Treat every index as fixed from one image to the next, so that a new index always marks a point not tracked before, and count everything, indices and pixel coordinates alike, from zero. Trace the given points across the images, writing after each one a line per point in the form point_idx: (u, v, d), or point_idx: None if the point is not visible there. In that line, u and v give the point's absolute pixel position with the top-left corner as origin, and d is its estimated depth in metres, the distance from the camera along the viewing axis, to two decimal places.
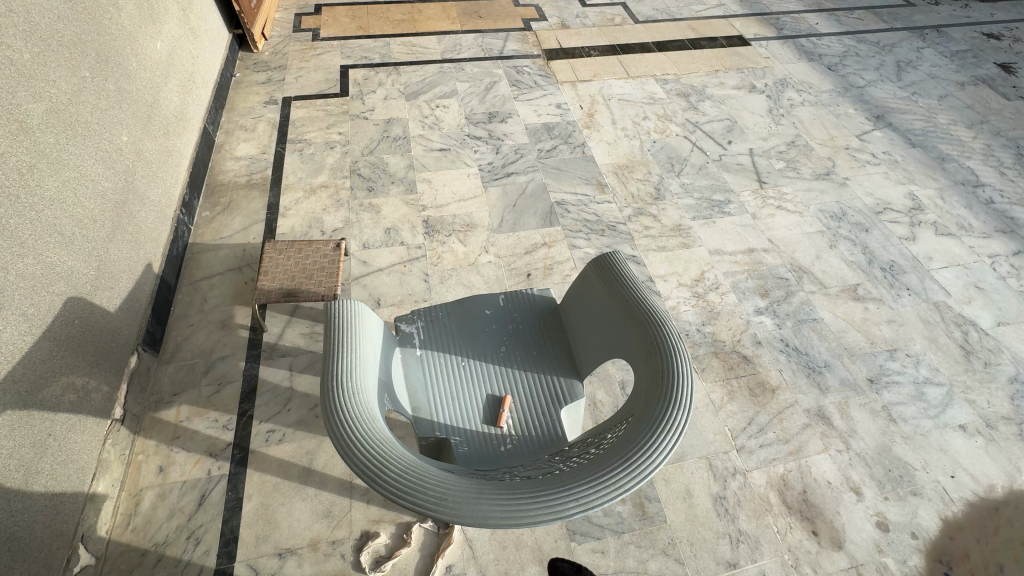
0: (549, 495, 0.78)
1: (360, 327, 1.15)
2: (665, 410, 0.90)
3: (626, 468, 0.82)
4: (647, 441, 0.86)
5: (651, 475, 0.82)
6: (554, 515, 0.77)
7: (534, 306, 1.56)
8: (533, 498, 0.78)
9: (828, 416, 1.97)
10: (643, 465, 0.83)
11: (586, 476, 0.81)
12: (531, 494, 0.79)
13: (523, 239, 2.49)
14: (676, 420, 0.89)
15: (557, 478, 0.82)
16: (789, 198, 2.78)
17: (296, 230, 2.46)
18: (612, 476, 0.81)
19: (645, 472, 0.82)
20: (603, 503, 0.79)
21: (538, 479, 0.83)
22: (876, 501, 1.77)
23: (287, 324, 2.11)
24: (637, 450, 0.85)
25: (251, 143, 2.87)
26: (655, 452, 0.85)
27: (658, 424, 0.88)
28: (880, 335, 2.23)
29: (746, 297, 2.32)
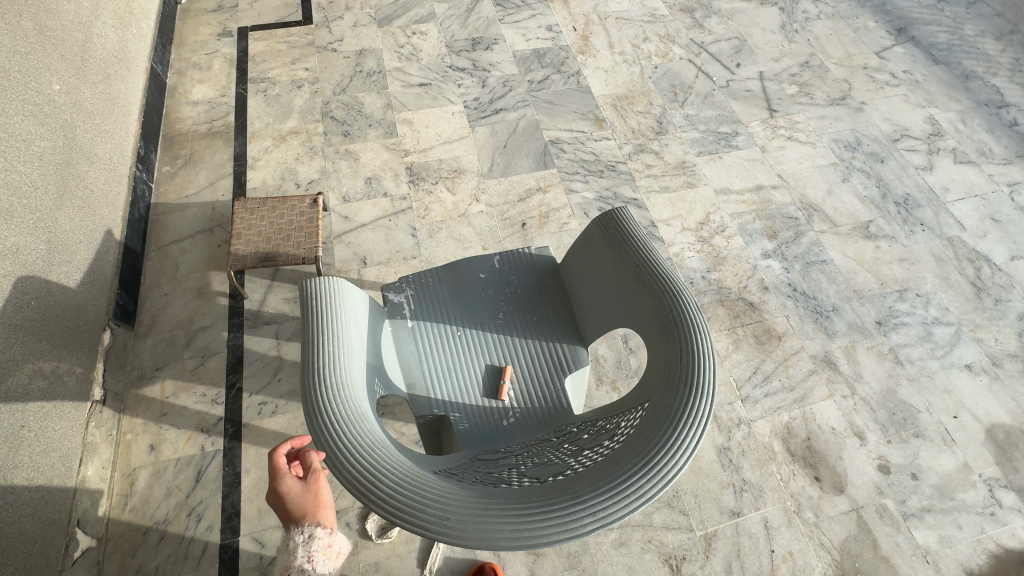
0: (564, 510, 0.70)
1: (342, 308, 1.04)
2: (686, 402, 0.81)
3: (646, 472, 0.74)
4: (669, 438, 0.77)
5: (674, 479, 0.75)
6: (569, 531, 0.70)
7: (532, 267, 1.43)
8: (545, 512, 0.70)
9: (834, 361, 1.93)
10: (664, 467, 0.75)
11: (603, 483, 0.73)
12: (542, 507, 0.71)
13: (516, 184, 2.30)
14: (699, 413, 0.80)
15: (569, 487, 0.74)
16: (801, 128, 2.57)
17: (268, 184, 2.25)
18: (631, 483, 0.73)
19: (668, 476, 0.75)
20: (623, 515, 0.71)
21: (549, 487, 0.75)
22: (878, 445, 1.77)
23: (269, 289, 1.98)
24: (658, 449, 0.76)
25: (207, 84, 2.56)
26: (677, 452, 0.77)
27: (679, 417, 0.80)
28: (891, 274, 2.14)
29: (754, 240, 2.20)
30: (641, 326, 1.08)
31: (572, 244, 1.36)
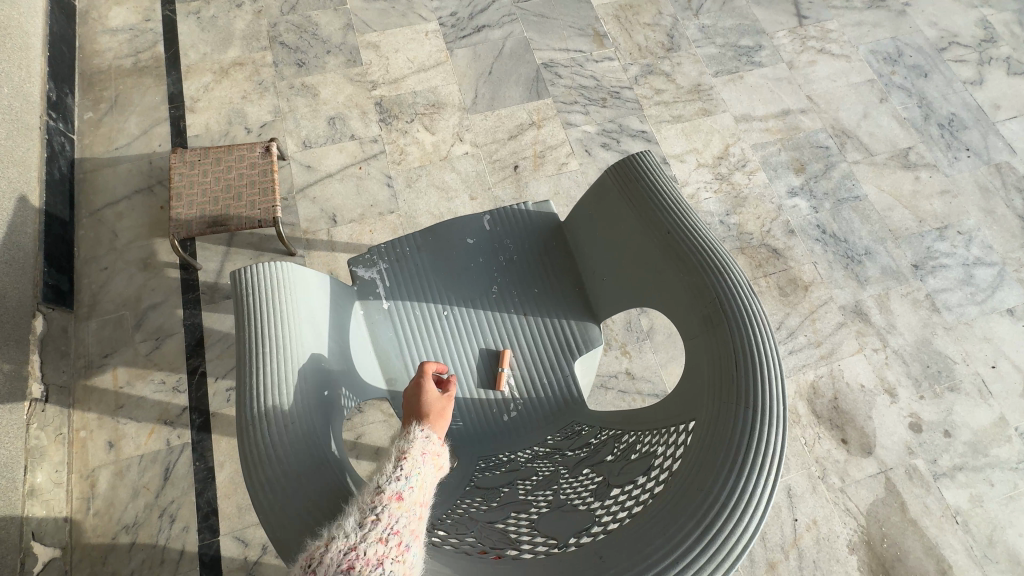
0: None
1: (289, 307, 0.82)
2: (750, 435, 0.60)
3: (704, 543, 0.55)
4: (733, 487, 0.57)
5: (742, 548, 0.56)
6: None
7: (530, 229, 1.18)
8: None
9: (865, 311, 1.74)
10: (726, 532, 0.56)
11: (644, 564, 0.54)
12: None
13: (505, 119, 1.97)
14: (768, 450, 0.60)
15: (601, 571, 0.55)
16: (834, 38, 2.20)
17: (212, 129, 1.90)
18: (683, 562, 0.54)
19: (732, 545, 0.55)
20: None
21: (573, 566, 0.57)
22: (910, 402, 1.63)
23: (225, 256, 1.72)
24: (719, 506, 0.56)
25: (126, 6, 2.11)
26: (744, 509, 0.57)
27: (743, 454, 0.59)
28: (930, 210, 1.90)
29: (779, 175, 1.93)
30: (673, 308, 0.85)
31: (580, 197, 1.10)
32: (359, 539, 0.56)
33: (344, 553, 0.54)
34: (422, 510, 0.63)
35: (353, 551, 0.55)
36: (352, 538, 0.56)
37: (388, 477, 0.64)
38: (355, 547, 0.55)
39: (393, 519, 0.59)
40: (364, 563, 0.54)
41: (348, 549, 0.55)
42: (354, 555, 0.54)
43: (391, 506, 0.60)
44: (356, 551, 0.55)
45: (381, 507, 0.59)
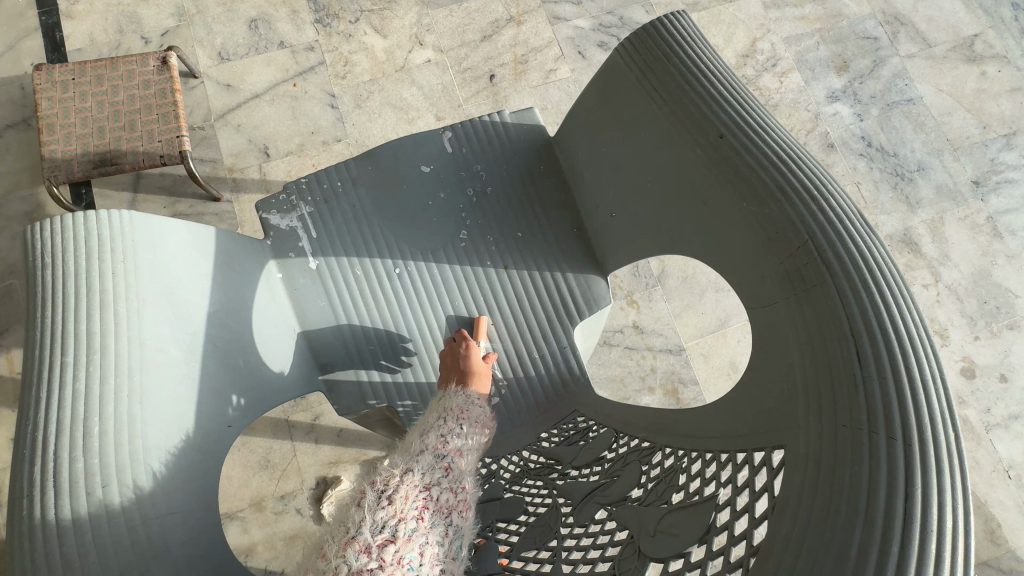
0: None
1: (110, 290, 0.52)
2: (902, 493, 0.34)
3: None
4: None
5: None
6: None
7: (507, 148, 0.86)
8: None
9: (916, 241, 1.46)
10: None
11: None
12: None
13: (475, 14, 1.55)
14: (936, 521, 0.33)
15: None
16: None
17: (99, 40, 1.48)
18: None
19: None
20: None
21: None
22: (963, 344, 1.40)
23: (133, 205, 1.37)
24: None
25: None
26: None
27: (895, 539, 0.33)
28: (997, 112, 1.57)
29: (816, 76, 1.56)
30: (726, 258, 0.56)
31: (578, 97, 0.77)
32: (434, 480, 0.56)
33: (421, 491, 0.54)
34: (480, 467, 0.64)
35: (429, 491, 0.55)
36: (426, 476, 0.56)
37: (454, 425, 0.63)
38: (430, 487, 0.55)
39: (463, 471, 0.59)
40: (437, 506, 0.54)
41: (424, 487, 0.55)
42: (429, 494, 0.54)
43: (461, 458, 0.60)
44: (431, 492, 0.55)
45: (453, 455, 0.59)
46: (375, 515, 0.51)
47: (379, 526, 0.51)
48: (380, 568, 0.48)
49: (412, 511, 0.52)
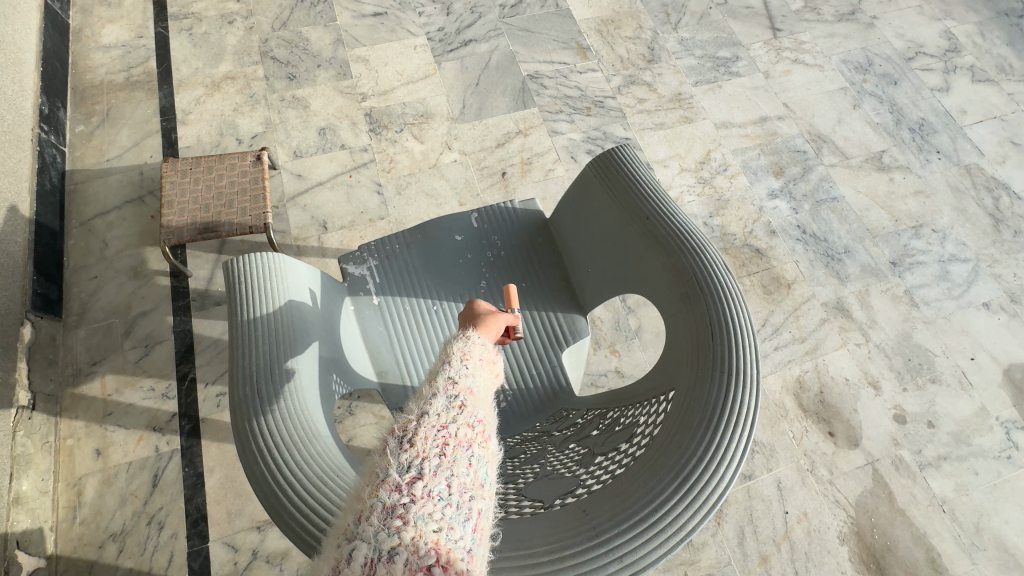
0: (577, 552, 0.55)
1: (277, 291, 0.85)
2: (726, 395, 0.64)
3: (686, 495, 0.58)
4: (711, 445, 0.60)
5: (719, 499, 0.59)
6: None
7: (516, 224, 1.22)
8: (559, 562, 0.54)
9: (847, 307, 1.78)
10: (706, 484, 0.58)
11: (632, 514, 0.57)
12: (553, 553, 0.55)
13: (492, 128, 2.02)
14: (743, 408, 0.64)
15: (584, 522, 0.57)
16: (807, 48, 2.29)
17: (204, 141, 1.93)
18: (671, 512, 0.57)
19: (712, 495, 0.58)
20: (658, 555, 0.56)
21: (556, 517, 0.59)
22: (894, 394, 1.67)
23: (217, 263, 1.73)
24: (699, 460, 0.60)
25: (119, 24, 2.16)
26: (722, 462, 0.60)
27: (721, 417, 0.62)
28: (905, 209, 1.96)
29: (759, 178, 1.99)
30: (654, 289, 0.88)
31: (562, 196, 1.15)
32: (449, 420, 0.61)
33: (438, 430, 0.59)
34: (488, 405, 0.69)
35: (446, 430, 0.59)
36: (442, 418, 0.61)
37: (458, 369, 0.67)
38: (446, 426, 0.60)
39: (474, 408, 0.64)
40: (456, 442, 0.59)
41: (440, 428, 0.59)
42: (448, 432, 0.59)
43: (469, 398, 0.65)
44: (448, 430, 0.59)
45: (462, 396, 0.64)
46: (400, 457, 0.55)
47: (404, 465, 0.55)
48: (413, 501, 0.52)
49: (434, 449, 0.57)
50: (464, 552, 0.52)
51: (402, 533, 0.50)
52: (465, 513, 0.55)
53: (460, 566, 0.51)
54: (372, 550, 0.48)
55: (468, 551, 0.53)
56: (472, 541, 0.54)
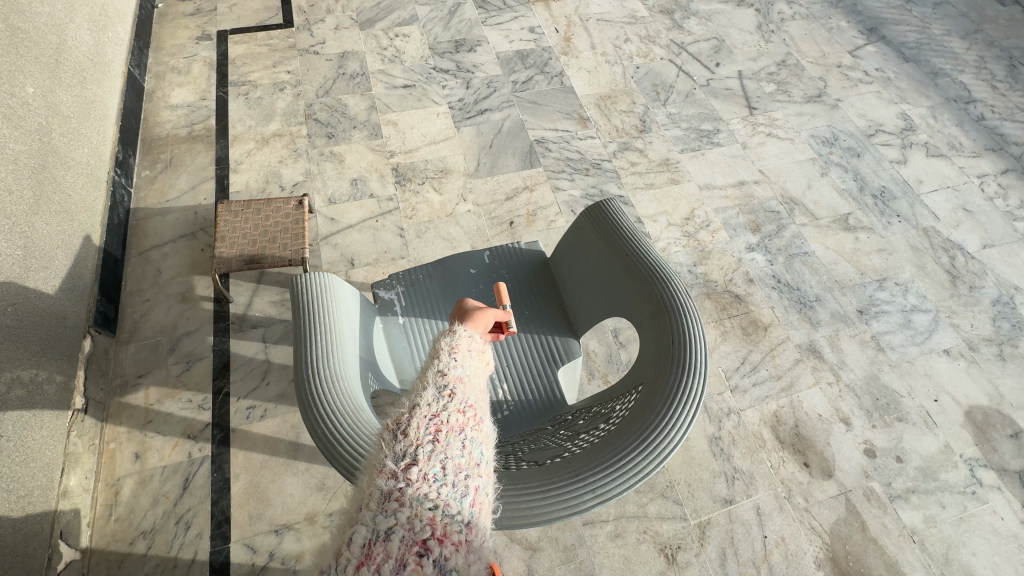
0: (561, 486, 0.73)
1: (331, 300, 1.06)
2: (680, 381, 0.84)
3: (644, 451, 0.77)
4: (665, 418, 0.80)
5: (669, 455, 0.78)
6: (567, 508, 0.72)
7: (521, 261, 1.45)
8: (545, 492, 0.72)
9: (819, 349, 1.97)
10: (661, 445, 0.77)
11: (603, 461, 0.75)
12: (542, 487, 0.73)
13: (503, 184, 2.31)
14: (692, 391, 0.83)
15: (567, 468, 0.75)
16: (779, 124, 2.63)
17: (252, 187, 2.22)
18: (632, 462, 0.75)
19: (664, 453, 0.77)
20: (621, 492, 0.74)
21: (546, 467, 0.77)
22: (864, 430, 1.82)
23: (255, 292, 1.95)
24: (655, 428, 0.79)
25: (187, 88, 2.53)
26: (673, 430, 0.79)
27: (674, 399, 0.82)
28: (870, 265, 2.19)
29: (738, 234, 2.24)
30: (631, 311, 1.09)
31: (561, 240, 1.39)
32: (440, 408, 0.66)
33: (429, 418, 0.64)
34: (479, 392, 0.74)
35: (436, 418, 0.65)
36: (432, 408, 0.66)
37: (447, 362, 0.73)
38: (437, 414, 0.65)
39: (464, 396, 0.70)
40: (447, 427, 0.64)
41: (431, 417, 0.65)
42: (439, 420, 0.64)
43: (459, 386, 0.71)
44: (439, 418, 0.65)
45: (451, 386, 0.70)
46: (394, 447, 0.60)
47: (399, 453, 0.60)
48: (408, 485, 0.57)
49: (427, 437, 0.62)
50: (460, 524, 0.56)
51: (398, 513, 0.55)
52: (460, 489, 0.60)
53: (455, 536, 0.55)
54: (370, 531, 0.53)
55: (465, 522, 0.57)
56: (468, 513, 0.58)
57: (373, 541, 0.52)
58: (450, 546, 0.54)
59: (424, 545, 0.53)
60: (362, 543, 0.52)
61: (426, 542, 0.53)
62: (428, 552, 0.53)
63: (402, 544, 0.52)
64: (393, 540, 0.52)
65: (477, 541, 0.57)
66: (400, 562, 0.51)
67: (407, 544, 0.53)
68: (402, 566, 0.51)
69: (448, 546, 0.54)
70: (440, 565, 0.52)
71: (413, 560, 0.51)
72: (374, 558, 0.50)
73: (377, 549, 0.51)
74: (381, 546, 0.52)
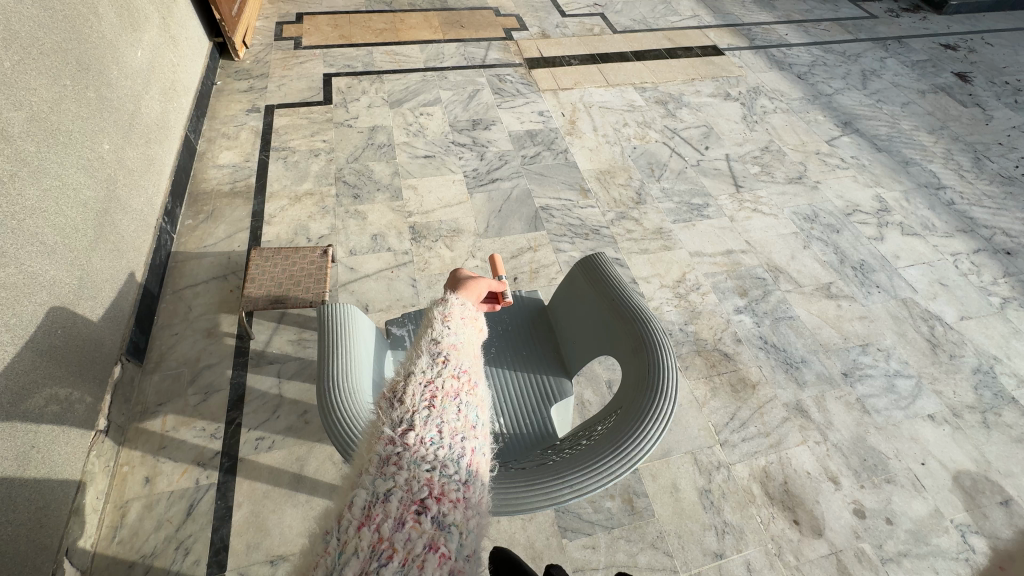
0: (545, 483, 0.85)
1: (352, 327, 1.20)
2: (652, 400, 0.96)
3: (618, 455, 0.89)
4: (637, 430, 0.92)
5: (640, 460, 0.89)
6: (549, 500, 0.84)
7: (522, 307, 1.62)
8: (531, 486, 0.85)
9: (806, 409, 2.05)
10: (632, 451, 0.89)
11: (581, 464, 0.88)
12: (528, 483, 0.86)
13: (509, 244, 2.52)
14: (663, 408, 0.94)
15: (551, 471, 0.88)
16: (764, 202, 2.88)
17: (282, 237, 2.46)
18: (607, 464, 0.88)
19: (635, 458, 0.89)
20: (597, 489, 0.86)
21: (533, 470, 0.90)
22: (852, 490, 1.85)
23: (275, 331, 2.11)
24: (628, 437, 0.91)
25: (233, 151, 2.86)
26: (644, 439, 0.91)
27: (645, 414, 0.94)
28: (853, 330, 2.32)
29: (726, 297, 2.40)
30: (612, 345, 1.21)
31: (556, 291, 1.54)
32: (435, 376, 0.79)
33: (425, 387, 0.77)
34: (471, 357, 0.87)
35: (432, 385, 0.77)
36: (428, 376, 0.78)
37: (441, 330, 0.87)
38: (432, 383, 0.77)
39: (457, 361, 0.83)
40: (442, 394, 0.77)
41: (426, 384, 0.77)
42: (434, 387, 0.77)
43: (452, 353, 0.84)
44: (434, 385, 0.77)
45: (445, 353, 0.83)
46: (393, 415, 0.72)
47: (397, 420, 0.71)
48: (405, 448, 0.68)
49: (423, 404, 0.74)
50: (456, 483, 0.67)
51: (397, 475, 0.64)
52: (455, 451, 0.71)
53: (452, 495, 0.66)
54: (371, 493, 0.62)
55: (461, 482, 0.68)
56: (463, 473, 0.69)
57: (373, 503, 0.61)
58: (447, 503, 0.65)
59: (422, 503, 0.63)
60: (363, 505, 0.61)
61: (424, 501, 0.63)
62: (426, 510, 0.63)
63: (400, 504, 0.62)
64: (392, 501, 0.62)
65: (471, 498, 0.68)
66: (399, 520, 0.61)
67: (405, 504, 0.62)
68: (401, 523, 0.60)
69: (445, 504, 0.65)
70: (438, 520, 0.63)
71: (411, 518, 0.61)
72: (374, 518, 0.60)
73: (377, 509, 0.61)
74: (381, 507, 0.61)
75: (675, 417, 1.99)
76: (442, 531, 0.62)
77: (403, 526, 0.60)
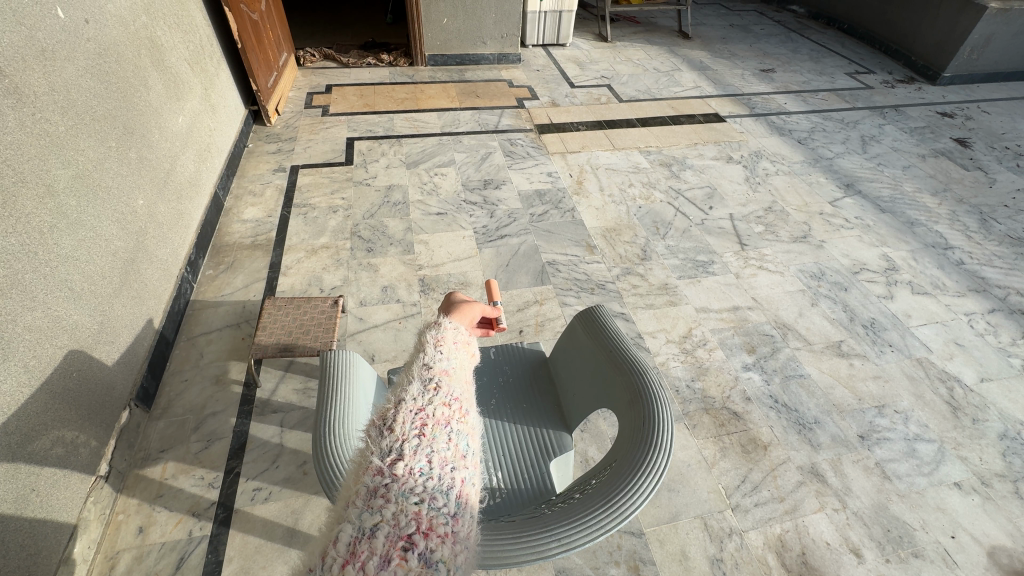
0: (533, 535, 0.86)
1: (354, 372, 1.23)
2: (645, 453, 0.95)
3: (608, 509, 0.89)
4: (629, 483, 0.91)
5: (631, 515, 0.88)
6: (534, 553, 0.84)
7: (522, 359, 1.65)
8: (517, 537, 0.85)
9: (822, 473, 1.96)
10: (624, 505, 0.89)
11: (570, 518, 0.89)
12: (515, 535, 0.86)
13: (516, 297, 2.57)
14: (656, 463, 0.93)
15: (541, 524, 0.89)
16: (769, 260, 2.91)
17: (296, 288, 2.54)
18: (596, 518, 0.88)
19: (626, 513, 0.88)
20: (584, 543, 0.85)
21: (523, 522, 0.90)
22: (877, 564, 1.72)
23: (281, 379, 2.14)
24: (618, 491, 0.91)
25: (257, 207, 3.03)
26: (635, 493, 0.90)
27: (637, 467, 0.93)
28: (867, 391, 2.26)
29: (734, 353, 2.38)
30: (609, 396, 1.20)
31: (556, 347, 1.54)
32: (426, 404, 0.79)
33: (415, 414, 0.77)
34: (463, 383, 0.88)
35: (422, 413, 0.78)
36: (419, 403, 0.79)
37: (432, 357, 0.88)
38: (422, 410, 0.78)
39: (449, 389, 0.83)
40: (432, 422, 0.77)
41: (417, 412, 0.78)
42: (424, 415, 0.77)
43: (444, 380, 0.84)
44: (425, 413, 0.78)
45: (437, 379, 0.84)
46: (383, 443, 0.72)
47: (386, 449, 0.71)
48: (395, 479, 0.68)
49: (414, 432, 0.75)
50: (444, 517, 0.67)
51: (385, 509, 0.64)
52: (444, 482, 0.71)
53: (439, 530, 0.66)
54: (357, 528, 0.62)
55: (450, 515, 0.68)
56: (453, 505, 0.69)
57: (359, 539, 0.61)
58: (434, 539, 0.65)
59: (410, 539, 0.63)
60: (348, 541, 0.61)
61: (412, 536, 0.63)
62: (413, 546, 0.63)
63: (387, 540, 0.62)
64: (378, 538, 0.62)
65: (460, 531, 0.68)
66: (385, 557, 0.60)
67: (392, 540, 0.62)
68: (387, 561, 0.60)
69: (433, 539, 0.65)
70: (425, 556, 0.63)
71: (397, 554, 0.61)
72: (359, 555, 0.59)
73: (362, 547, 0.60)
74: (366, 543, 0.61)
75: (683, 478, 1.91)
76: (430, 567, 0.62)
77: (389, 564, 0.59)
